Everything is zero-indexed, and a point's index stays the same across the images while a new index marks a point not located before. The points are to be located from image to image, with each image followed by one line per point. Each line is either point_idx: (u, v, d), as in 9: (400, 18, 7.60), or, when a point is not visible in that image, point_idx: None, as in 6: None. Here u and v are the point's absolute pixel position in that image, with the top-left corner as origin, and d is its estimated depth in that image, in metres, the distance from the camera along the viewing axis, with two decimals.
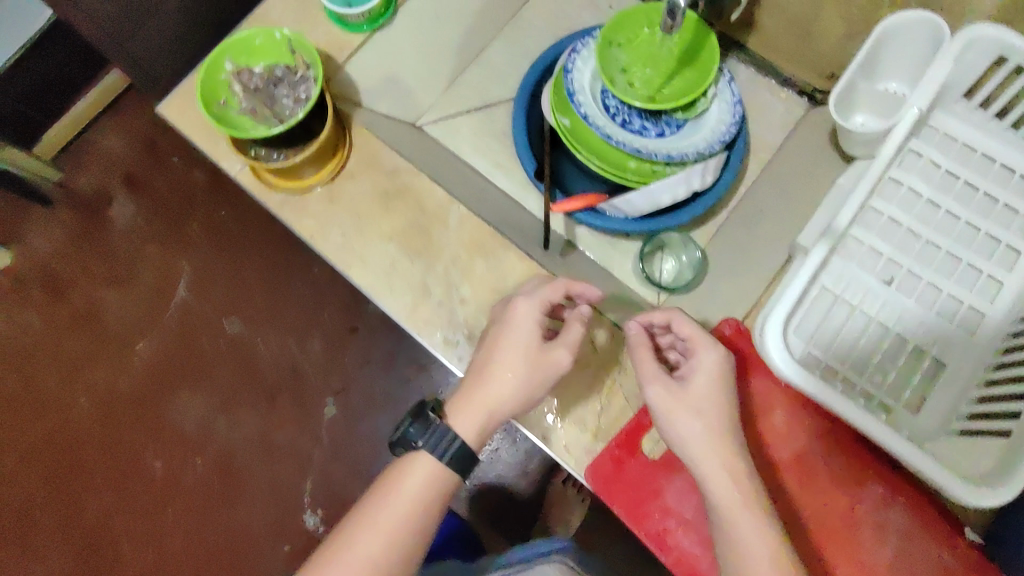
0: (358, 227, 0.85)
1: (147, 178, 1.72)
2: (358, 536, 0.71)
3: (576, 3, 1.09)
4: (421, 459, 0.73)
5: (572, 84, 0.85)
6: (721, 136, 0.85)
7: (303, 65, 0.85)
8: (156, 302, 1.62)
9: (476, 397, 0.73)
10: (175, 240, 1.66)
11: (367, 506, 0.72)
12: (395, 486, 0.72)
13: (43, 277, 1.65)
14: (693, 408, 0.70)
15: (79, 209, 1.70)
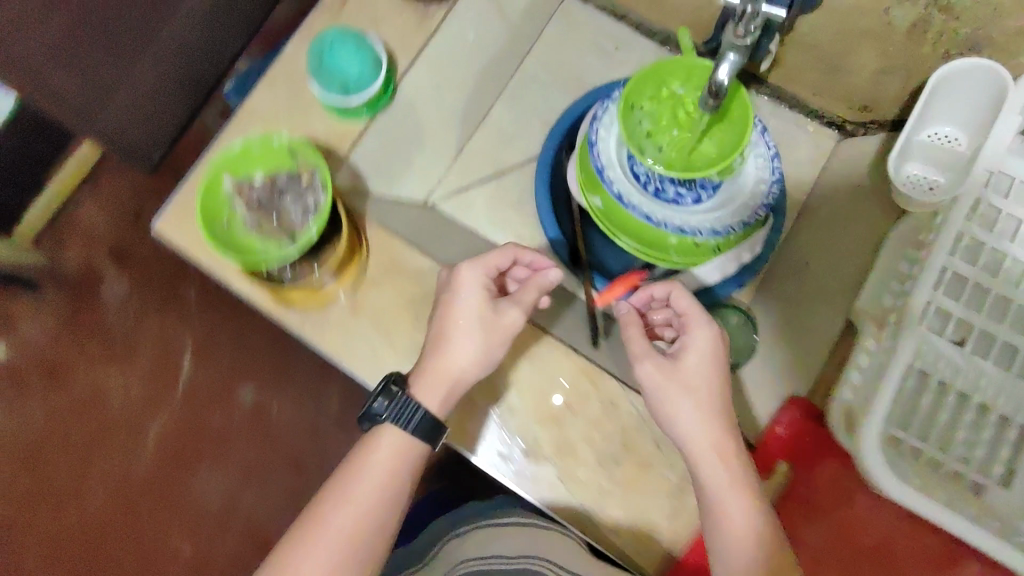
0: (389, 339, 0.79)
1: (135, 250, 1.63)
2: (331, 516, 0.68)
3: (580, 49, 1.02)
4: (389, 433, 0.71)
5: (598, 161, 0.80)
6: (765, 197, 0.79)
7: (307, 169, 0.80)
8: (161, 378, 1.54)
9: (436, 370, 0.72)
10: (174, 313, 1.58)
11: (336, 484, 0.70)
12: (366, 462, 0.70)
13: (42, 367, 1.57)
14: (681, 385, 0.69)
15: (70, 290, 1.62)
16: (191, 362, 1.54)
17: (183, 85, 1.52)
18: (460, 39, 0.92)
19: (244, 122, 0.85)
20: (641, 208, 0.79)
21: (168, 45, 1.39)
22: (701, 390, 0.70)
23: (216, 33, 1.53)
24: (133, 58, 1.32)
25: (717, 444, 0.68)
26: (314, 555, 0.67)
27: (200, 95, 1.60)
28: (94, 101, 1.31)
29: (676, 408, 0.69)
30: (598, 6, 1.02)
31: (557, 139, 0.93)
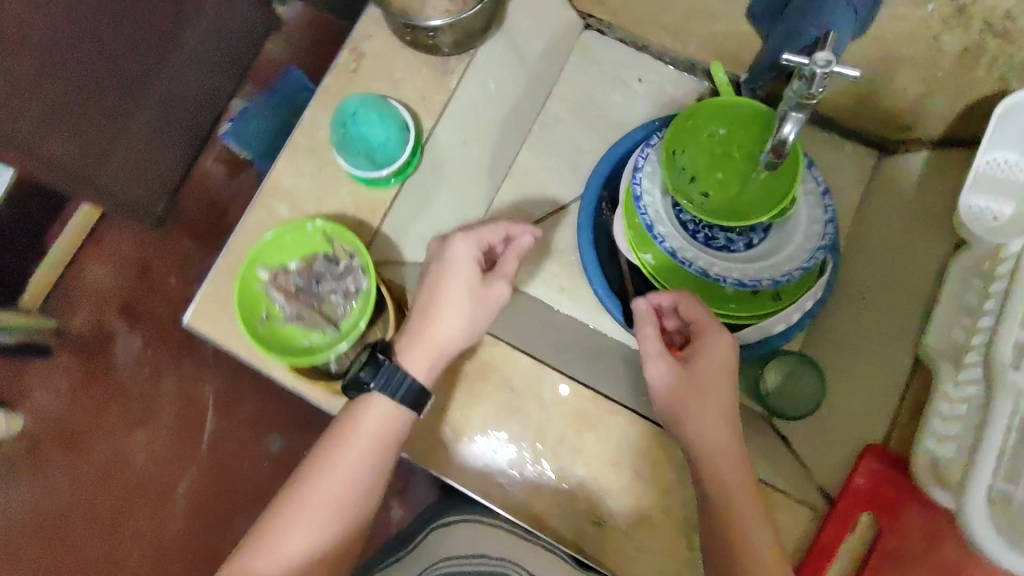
0: (451, 421, 0.79)
1: (148, 306, 1.61)
2: (322, 481, 0.69)
3: (602, 83, 0.98)
4: (376, 402, 0.70)
5: (646, 216, 0.75)
6: (822, 237, 0.75)
7: (344, 253, 0.75)
8: (186, 435, 1.53)
9: (424, 340, 0.72)
10: (191, 367, 1.56)
11: (325, 452, 0.70)
12: (355, 430, 0.70)
13: (64, 432, 1.54)
14: (692, 389, 0.69)
15: (85, 353, 1.58)
16: (215, 415, 1.52)
17: (182, 137, 1.59)
18: (482, 90, 0.89)
19: (271, 201, 0.83)
20: (696, 264, 0.74)
21: (160, 96, 1.46)
22: (710, 391, 0.69)
23: (207, 82, 1.59)
24: (127, 111, 1.38)
25: (720, 440, 0.69)
26: (308, 522, 0.68)
27: (200, 146, 1.67)
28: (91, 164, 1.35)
29: (690, 413, 0.69)
30: (616, 38, 0.98)
31: (595, 188, 0.85)
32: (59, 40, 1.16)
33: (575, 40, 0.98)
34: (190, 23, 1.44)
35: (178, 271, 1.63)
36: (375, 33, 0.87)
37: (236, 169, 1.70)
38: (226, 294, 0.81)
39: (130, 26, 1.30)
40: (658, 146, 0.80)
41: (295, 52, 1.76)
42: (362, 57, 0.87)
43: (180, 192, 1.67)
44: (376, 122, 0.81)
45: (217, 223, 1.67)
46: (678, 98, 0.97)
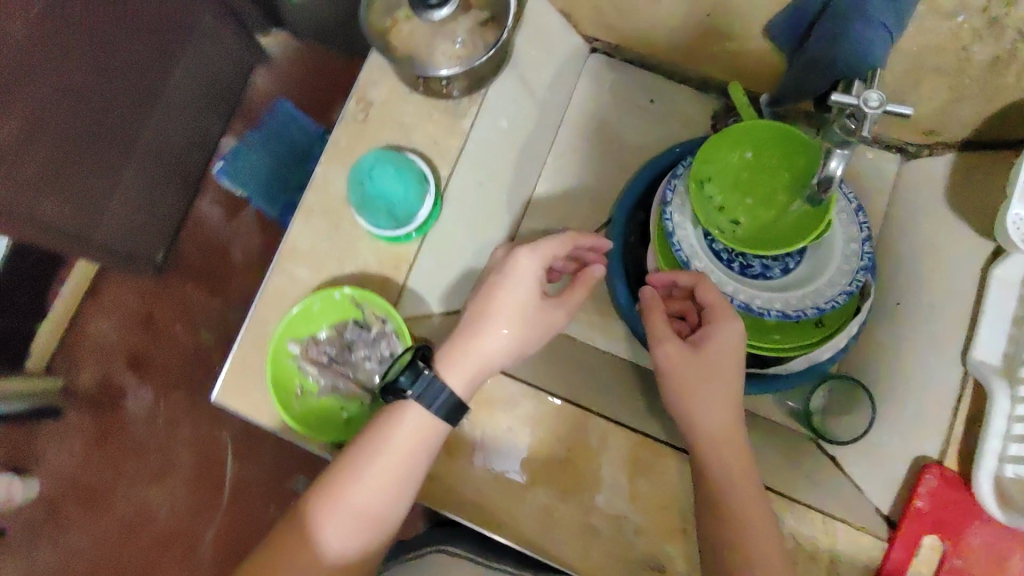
0: (494, 478, 0.75)
1: (157, 357, 1.58)
2: (353, 490, 0.65)
3: (614, 108, 0.95)
4: (413, 411, 0.66)
5: (681, 252, 0.74)
6: (862, 258, 0.73)
7: (376, 319, 0.73)
8: (205, 486, 1.51)
9: (469, 354, 0.68)
10: (205, 415, 1.55)
11: (356, 459, 0.65)
12: (392, 438, 0.66)
13: (81, 491, 1.52)
14: (701, 374, 0.68)
15: (96, 409, 1.56)
16: (235, 462, 1.51)
17: (176, 181, 1.54)
18: (495, 128, 0.86)
19: (290, 264, 0.80)
20: (737, 298, 0.72)
21: (148, 144, 1.39)
22: (717, 376, 0.68)
23: (197, 124, 1.53)
24: (117, 163, 1.33)
25: (721, 428, 0.67)
26: (339, 532, 0.64)
27: (195, 189, 1.61)
28: (89, 217, 1.31)
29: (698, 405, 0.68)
30: (625, 59, 0.96)
31: (621, 220, 0.84)
32: (44, 102, 1.11)
33: (583, 64, 0.96)
34: (175, 65, 1.37)
35: (183, 319, 1.59)
36: (381, 79, 0.84)
37: (232, 211, 1.63)
38: (253, 366, 0.78)
39: (115, 78, 1.24)
40: (684, 176, 0.78)
41: (283, 85, 1.66)
42: (369, 105, 0.84)
43: (179, 238, 1.62)
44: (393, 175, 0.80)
45: (216, 266, 1.61)
46: (694, 117, 0.94)
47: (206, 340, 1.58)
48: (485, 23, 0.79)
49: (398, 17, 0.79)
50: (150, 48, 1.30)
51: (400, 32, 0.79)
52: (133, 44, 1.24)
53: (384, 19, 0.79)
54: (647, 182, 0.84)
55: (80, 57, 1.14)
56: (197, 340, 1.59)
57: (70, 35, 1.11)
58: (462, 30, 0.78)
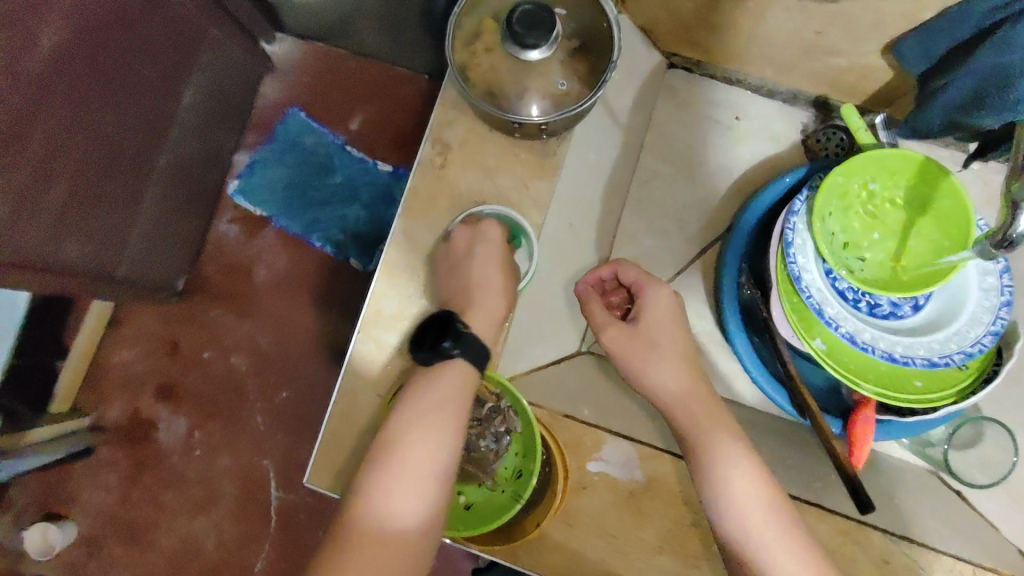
0: (617, 547, 0.70)
1: (188, 386, 1.42)
2: (413, 455, 0.61)
3: (697, 128, 0.91)
4: (464, 371, 0.66)
5: (813, 300, 0.68)
6: (1002, 292, 0.67)
7: (491, 394, 0.69)
8: (251, 518, 1.38)
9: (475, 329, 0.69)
10: (244, 440, 1.40)
11: (413, 422, 0.63)
12: (445, 396, 0.64)
13: (121, 527, 1.39)
14: (642, 347, 0.69)
15: (128, 445, 1.41)
16: (281, 491, 1.38)
17: (194, 202, 1.35)
18: (582, 163, 0.80)
19: (377, 330, 0.75)
20: (879, 347, 0.67)
21: (164, 172, 1.20)
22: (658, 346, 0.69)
23: (210, 140, 1.34)
24: (134, 194, 1.14)
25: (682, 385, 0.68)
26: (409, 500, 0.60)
27: (211, 209, 1.43)
28: (107, 248, 1.12)
29: (671, 376, 0.68)
30: (706, 74, 0.91)
31: (733, 260, 0.81)
32: (57, 140, 0.93)
33: (661, 79, 0.91)
34: (192, 74, 1.18)
35: (210, 344, 1.42)
36: (457, 117, 0.77)
37: (252, 231, 1.45)
38: (347, 443, 0.74)
39: (130, 102, 1.05)
40: (803, 213, 0.71)
41: (296, 91, 1.48)
42: (446, 147, 0.77)
43: (203, 253, 1.44)
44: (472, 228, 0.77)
45: (238, 287, 1.44)
46: (782, 134, 0.90)
47: (238, 366, 1.42)
48: (577, 53, 0.69)
49: (478, 49, 0.70)
50: (172, 53, 1.11)
51: (482, 68, 0.70)
52: (153, 56, 1.06)
53: (462, 52, 0.71)
54: (759, 221, 0.81)
55: (87, 83, 0.95)
56: (229, 367, 1.42)
57: (81, 63, 0.93)
58: (556, 65, 0.69)
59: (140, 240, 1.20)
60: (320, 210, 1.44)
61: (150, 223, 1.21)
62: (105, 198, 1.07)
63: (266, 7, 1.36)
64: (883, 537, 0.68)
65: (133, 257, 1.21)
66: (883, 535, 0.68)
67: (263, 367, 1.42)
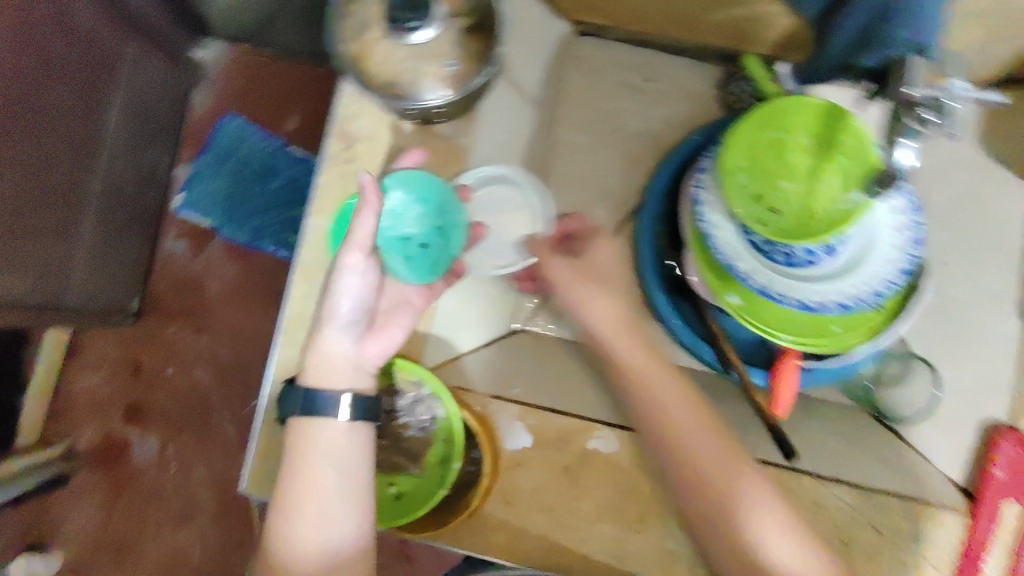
0: (558, 520, 0.70)
1: (154, 403, 1.41)
2: (304, 525, 0.59)
3: (610, 93, 0.90)
4: (312, 425, 0.62)
5: (722, 255, 0.69)
6: (911, 228, 0.68)
7: (410, 385, 0.67)
8: (232, 525, 1.37)
9: (334, 360, 0.63)
10: (217, 449, 1.39)
11: (291, 493, 0.60)
12: (305, 454, 0.61)
13: (108, 550, 1.37)
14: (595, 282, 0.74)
15: (105, 466, 1.40)
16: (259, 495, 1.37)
17: (134, 222, 1.33)
18: (493, 144, 0.80)
19: (298, 338, 0.74)
20: (793, 296, 0.67)
21: (100, 197, 1.18)
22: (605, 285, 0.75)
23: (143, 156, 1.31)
24: (70, 223, 1.11)
25: (612, 322, 0.73)
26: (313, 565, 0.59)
27: (156, 226, 1.41)
28: (52, 278, 1.10)
29: (583, 302, 0.74)
30: (614, 37, 0.90)
31: (649, 224, 0.81)
32: None
33: (570, 49, 0.90)
34: (115, 91, 1.15)
35: (171, 361, 1.41)
36: (360, 110, 0.76)
37: (201, 242, 1.43)
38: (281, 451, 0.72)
39: (49, 129, 1.02)
40: (711, 169, 0.73)
41: (227, 98, 1.45)
42: (351, 142, 0.76)
43: (154, 271, 1.43)
44: (389, 212, 0.73)
45: (192, 301, 1.42)
46: (697, 92, 0.89)
47: (202, 378, 1.41)
48: (470, 32, 0.68)
49: (370, 39, 0.69)
50: (89, 73, 1.08)
51: (376, 57, 0.68)
52: (67, 78, 1.03)
53: (353, 42, 0.69)
54: (675, 179, 0.81)
55: None
56: (192, 380, 1.41)
57: None
58: (451, 45, 0.68)
59: (85, 268, 1.17)
60: (262, 216, 1.42)
61: (93, 246, 1.19)
62: (34, 232, 1.04)
63: (187, 17, 1.33)
64: (814, 481, 0.69)
65: (79, 285, 1.17)
66: (813, 480, 0.69)
67: (228, 376, 1.41)
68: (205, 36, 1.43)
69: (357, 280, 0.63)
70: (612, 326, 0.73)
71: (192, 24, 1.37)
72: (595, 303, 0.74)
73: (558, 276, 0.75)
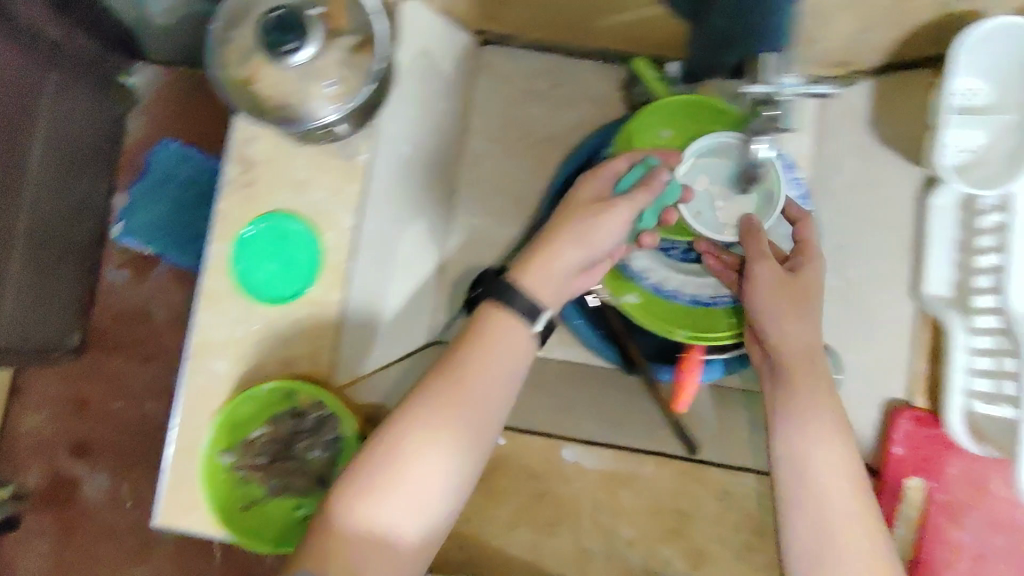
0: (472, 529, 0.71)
1: (102, 438, 1.39)
2: (452, 423, 0.56)
3: (517, 101, 0.91)
4: (502, 336, 0.60)
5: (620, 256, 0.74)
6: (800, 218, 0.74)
7: (312, 406, 0.68)
8: (190, 556, 1.36)
9: (546, 269, 0.61)
10: None
11: (432, 405, 0.56)
12: (484, 348, 0.58)
13: None
14: (796, 302, 0.62)
15: (55, 506, 1.37)
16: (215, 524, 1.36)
17: (68, 258, 1.30)
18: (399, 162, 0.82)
19: (207, 364, 0.73)
20: (721, 296, 0.72)
21: (26, 235, 1.16)
22: (812, 304, 0.63)
23: (75, 192, 1.29)
24: None
25: (802, 352, 0.62)
26: (412, 493, 0.54)
27: (94, 258, 1.38)
28: None
29: (777, 320, 0.63)
30: (520, 45, 0.91)
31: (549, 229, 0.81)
32: None
33: (476, 58, 0.91)
34: (35, 127, 1.12)
35: (119, 394, 1.39)
36: (257, 133, 0.75)
37: (144, 270, 1.41)
38: (190, 480, 0.71)
39: None
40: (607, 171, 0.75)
41: (158, 124, 1.43)
42: (251, 165, 0.75)
43: (93, 305, 1.40)
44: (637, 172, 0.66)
45: (136, 331, 1.40)
46: (601, 95, 0.90)
47: (152, 409, 1.39)
48: (357, 51, 0.69)
49: (257, 63, 0.69)
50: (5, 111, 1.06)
51: (265, 79, 0.69)
52: None
53: (241, 67, 0.69)
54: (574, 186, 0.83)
55: None
56: (143, 412, 1.39)
57: None
58: (334, 65, 0.68)
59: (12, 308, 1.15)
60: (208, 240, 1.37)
61: (22, 286, 1.17)
62: None
63: (116, 43, 1.29)
64: (719, 471, 0.72)
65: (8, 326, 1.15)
66: (720, 471, 0.71)
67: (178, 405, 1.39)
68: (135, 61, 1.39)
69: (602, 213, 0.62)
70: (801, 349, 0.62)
71: (122, 50, 1.33)
72: (794, 323, 0.62)
73: (758, 277, 0.64)
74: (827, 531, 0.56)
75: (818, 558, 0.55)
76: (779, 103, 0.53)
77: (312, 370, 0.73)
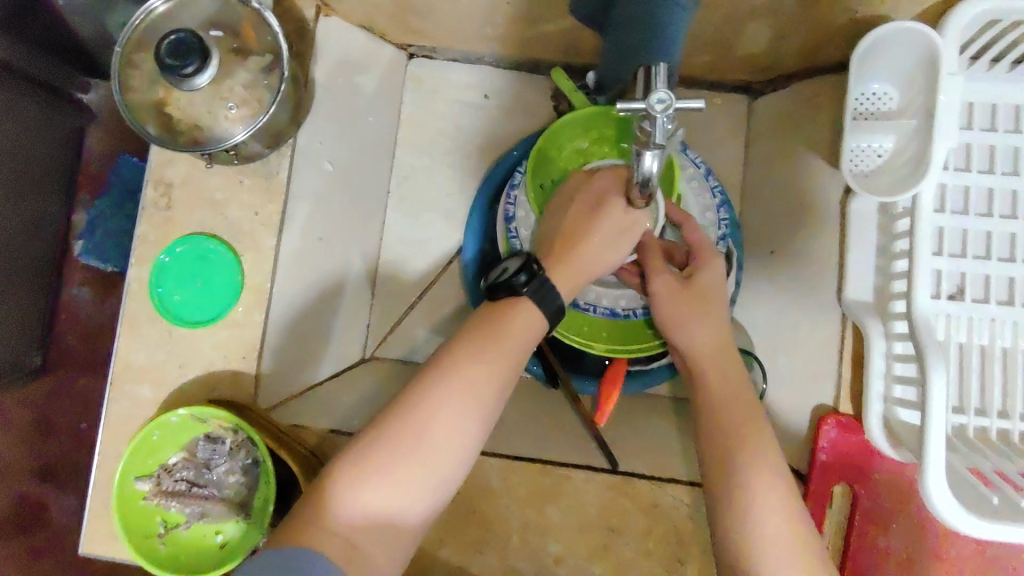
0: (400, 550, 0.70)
1: (66, 464, 1.18)
2: (463, 392, 0.54)
3: (448, 111, 0.91)
4: (517, 308, 0.58)
5: None
6: (720, 225, 0.75)
7: (227, 430, 0.68)
8: None
9: (566, 255, 0.62)
10: None
11: (443, 382, 0.54)
12: (504, 324, 0.57)
13: None
14: (695, 306, 0.62)
15: (19, 534, 1.16)
16: None
17: (32, 274, 1.13)
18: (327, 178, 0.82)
19: (128, 391, 0.72)
20: (638, 308, 0.73)
21: None
22: (714, 305, 0.63)
23: (30, 211, 1.10)
24: None
25: (712, 349, 0.62)
26: (408, 481, 0.52)
27: (56, 274, 1.19)
28: None
29: (688, 323, 0.63)
30: (447, 58, 0.90)
31: (473, 243, 0.83)
32: None
33: (405, 72, 0.90)
34: None
35: (89, 416, 1.19)
36: (176, 156, 0.75)
37: (107, 288, 1.21)
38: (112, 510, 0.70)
39: None
40: (522, 185, 0.74)
41: None
42: (170, 187, 0.75)
43: (59, 319, 1.20)
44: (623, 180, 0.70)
45: (102, 350, 1.20)
46: (532, 105, 0.90)
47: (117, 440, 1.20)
48: (269, 69, 0.70)
49: (166, 84, 0.68)
50: None
51: (177, 102, 0.68)
52: None
53: (153, 90, 0.68)
54: (496, 198, 0.83)
55: None
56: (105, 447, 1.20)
57: None
58: (238, 88, 0.69)
59: None
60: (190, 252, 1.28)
61: None
62: None
63: (74, 59, 1.12)
64: (648, 484, 0.71)
65: None
66: (648, 483, 0.71)
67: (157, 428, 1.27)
68: (92, 78, 1.19)
69: (604, 220, 0.63)
70: (717, 347, 0.62)
71: (83, 66, 1.15)
72: (697, 324, 0.62)
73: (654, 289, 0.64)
74: (754, 534, 0.54)
75: (733, 533, 0.55)
76: (652, 122, 0.47)
77: (232, 394, 0.72)
